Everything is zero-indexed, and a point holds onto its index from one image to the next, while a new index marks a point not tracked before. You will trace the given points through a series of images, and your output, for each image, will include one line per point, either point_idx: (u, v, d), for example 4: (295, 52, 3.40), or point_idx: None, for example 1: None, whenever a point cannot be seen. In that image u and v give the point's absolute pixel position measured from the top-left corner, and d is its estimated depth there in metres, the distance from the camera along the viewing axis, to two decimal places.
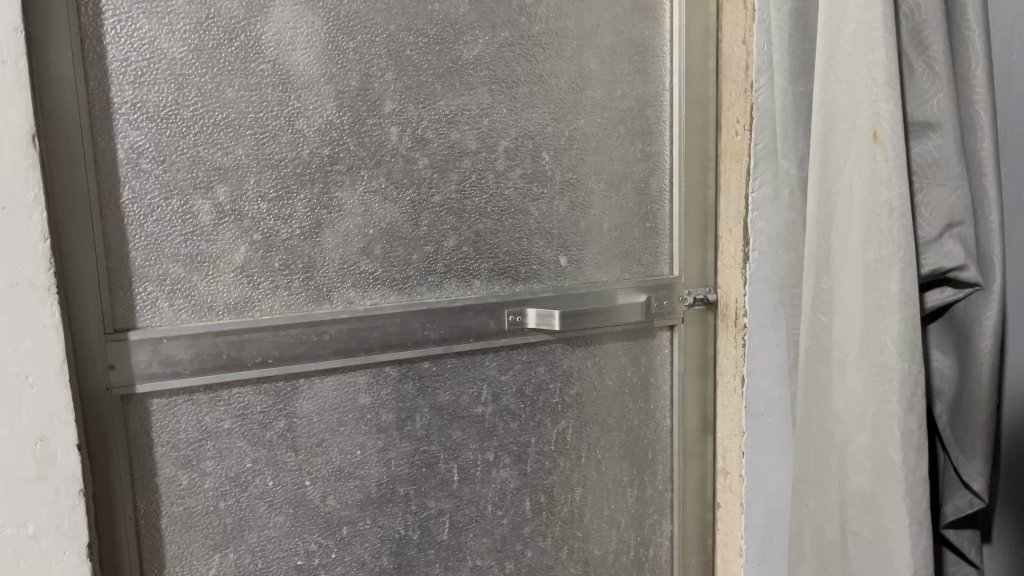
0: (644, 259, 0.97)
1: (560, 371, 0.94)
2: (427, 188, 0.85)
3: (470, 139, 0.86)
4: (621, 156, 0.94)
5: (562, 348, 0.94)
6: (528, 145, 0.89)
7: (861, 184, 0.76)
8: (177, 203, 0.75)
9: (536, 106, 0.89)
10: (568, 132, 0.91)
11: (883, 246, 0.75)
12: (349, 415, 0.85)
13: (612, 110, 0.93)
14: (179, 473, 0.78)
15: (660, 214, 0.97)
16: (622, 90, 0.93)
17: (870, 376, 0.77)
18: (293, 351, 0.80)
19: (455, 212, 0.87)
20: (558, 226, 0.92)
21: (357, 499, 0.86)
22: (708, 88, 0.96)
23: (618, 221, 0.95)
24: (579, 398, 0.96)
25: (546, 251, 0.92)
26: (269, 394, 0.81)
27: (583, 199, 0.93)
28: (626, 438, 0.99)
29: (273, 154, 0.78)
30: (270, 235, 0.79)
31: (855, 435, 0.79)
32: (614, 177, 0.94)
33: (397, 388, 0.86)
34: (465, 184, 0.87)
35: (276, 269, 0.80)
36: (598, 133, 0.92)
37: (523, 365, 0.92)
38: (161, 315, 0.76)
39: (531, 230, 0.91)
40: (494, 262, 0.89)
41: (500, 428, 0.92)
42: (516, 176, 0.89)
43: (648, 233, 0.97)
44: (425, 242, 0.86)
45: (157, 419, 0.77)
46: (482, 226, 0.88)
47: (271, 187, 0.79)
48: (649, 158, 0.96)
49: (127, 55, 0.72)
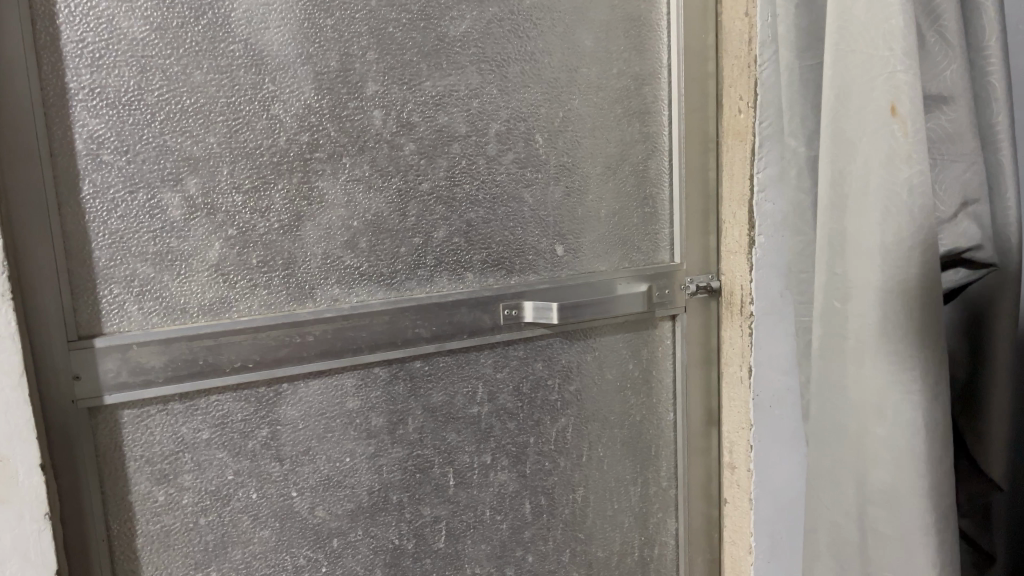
0: (644, 246, 0.92)
1: (558, 367, 0.89)
2: (415, 175, 0.79)
3: (460, 123, 0.81)
4: (618, 138, 0.89)
5: (560, 342, 0.89)
6: (520, 128, 0.84)
7: (877, 162, 0.72)
8: (143, 197, 0.69)
9: (528, 87, 0.83)
10: (562, 114, 0.85)
11: (903, 227, 0.71)
12: (336, 421, 0.79)
13: (608, 89, 0.87)
14: (155, 488, 0.73)
15: (661, 198, 0.92)
16: (618, 68, 0.88)
17: (893, 363, 0.72)
18: (274, 354, 0.75)
19: (444, 201, 0.81)
20: (553, 213, 0.87)
21: (347, 509, 0.81)
22: (709, 65, 0.91)
23: (617, 207, 0.90)
24: (579, 395, 0.91)
25: (541, 241, 0.87)
26: (249, 401, 0.76)
27: (579, 184, 0.87)
28: (629, 434, 0.95)
29: (248, 142, 0.72)
30: (247, 229, 0.73)
31: (873, 426, 0.75)
32: (611, 160, 0.89)
33: (387, 389, 0.81)
34: (455, 170, 0.81)
35: (253, 266, 0.74)
36: (593, 113, 0.87)
37: (519, 362, 0.87)
38: (129, 319, 0.70)
39: (525, 219, 0.85)
40: (487, 253, 0.84)
41: (497, 429, 0.87)
42: (509, 161, 0.83)
43: (647, 219, 0.92)
44: (413, 233, 0.80)
45: (129, 432, 0.71)
46: (473, 214, 0.83)
47: (246, 177, 0.73)
48: (647, 140, 0.91)
49: (83, 36, 0.66)
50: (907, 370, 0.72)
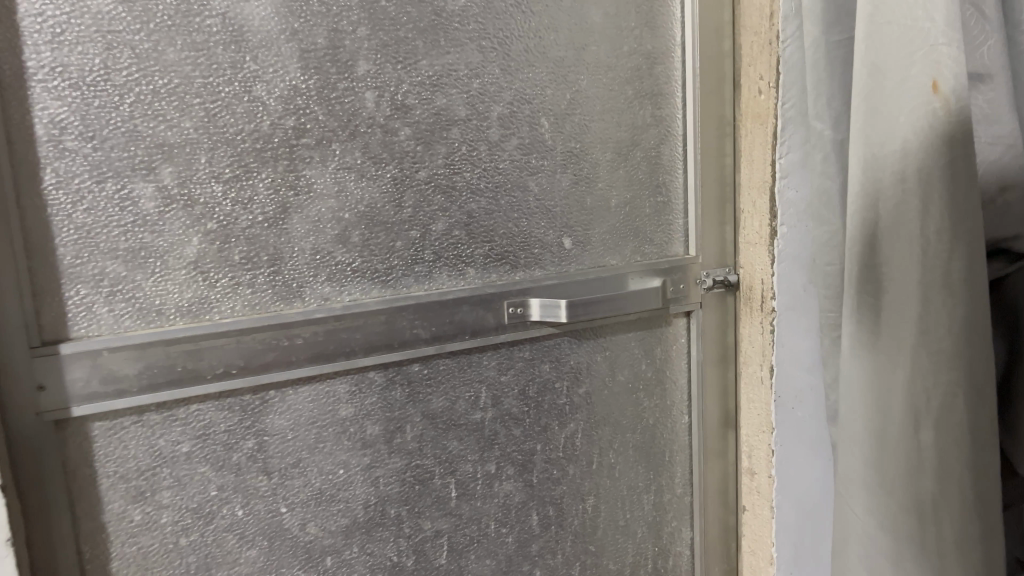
0: (657, 238, 0.86)
1: (566, 369, 0.83)
2: (411, 162, 0.73)
3: (459, 106, 0.74)
4: (629, 122, 0.83)
5: (569, 342, 0.83)
6: (525, 111, 0.77)
7: (917, 144, 0.65)
8: (112, 187, 0.63)
9: (532, 66, 0.77)
10: (569, 95, 0.79)
11: (947, 214, 0.64)
12: (329, 430, 0.73)
13: (618, 69, 0.81)
14: (130, 507, 0.67)
15: (674, 186, 0.86)
16: (629, 47, 0.82)
17: (935, 361, 0.66)
18: (260, 359, 0.69)
19: (442, 190, 0.75)
20: (560, 203, 0.80)
21: (341, 525, 0.75)
22: (725, 43, 0.85)
23: (628, 196, 0.84)
24: (589, 398, 0.85)
25: (548, 233, 0.80)
26: (233, 411, 0.69)
27: (588, 172, 0.81)
28: (641, 439, 0.89)
29: (228, 127, 0.66)
30: (228, 223, 0.67)
31: (912, 433, 0.68)
32: (621, 145, 0.83)
33: (384, 395, 0.75)
34: (454, 157, 0.75)
35: (235, 263, 0.68)
36: (602, 95, 0.81)
37: (525, 364, 0.81)
38: (99, 323, 0.64)
39: (530, 210, 0.79)
40: (490, 247, 0.78)
41: (502, 436, 0.81)
42: (512, 146, 0.77)
43: (660, 209, 0.86)
44: (410, 226, 0.74)
45: (101, 446, 0.65)
46: (475, 205, 0.77)
47: (226, 166, 0.66)
48: (659, 124, 0.85)
49: (42, 8, 0.59)
50: (950, 368, 0.66)
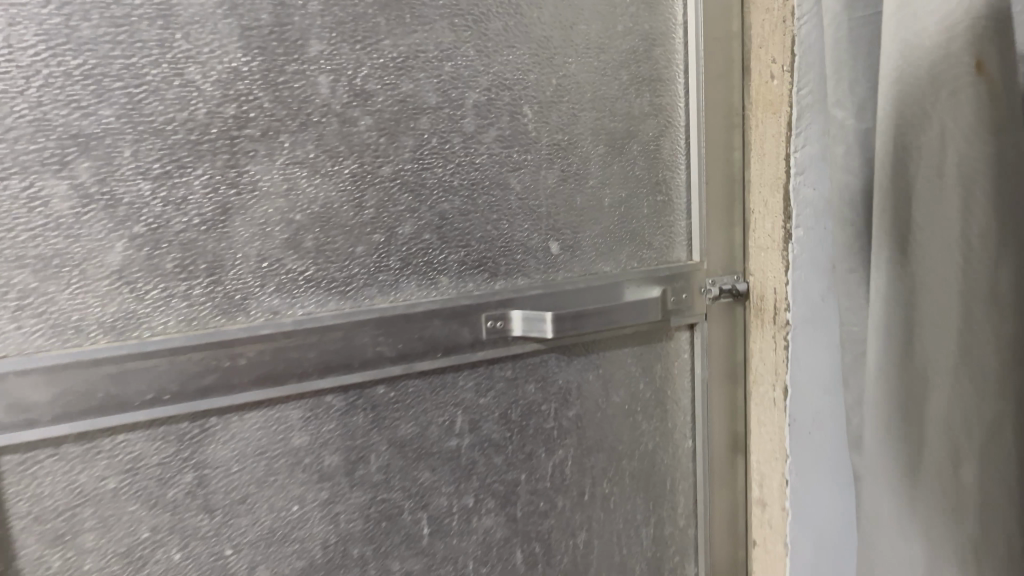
0: (656, 242, 0.77)
1: (554, 389, 0.74)
2: (372, 156, 0.64)
3: (428, 92, 0.65)
4: (623, 111, 0.73)
5: (557, 359, 0.73)
6: (504, 98, 0.68)
7: (958, 134, 0.54)
8: (19, 185, 0.54)
9: (512, 47, 0.68)
10: (555, 81, 0.70)
11: (997, 215, 0.54)
12: (280, 461, 0.64)
13: (611, 51, 0.72)
14: (46, 553, 0.58)
15: (676, 183, 0.77)
16: (623, 26, 0.72)
17: (980, 392, 0.55)
18: (197, 383, 0.60)
19: (410, 188, 0.66)
20: (546, 203, 0.71)
21: (296, 568, 0.66)
22: (732, 23, 0.75)
23: (623, 194, 0.74)
24: (580, 421, 0.76)
25: (532, 237, 0.71)
26: (168, 441, 0.61)
27: (577, 168, 0.72)
28: (639, 466, 0.79)
29: (156, 115, 0.57)
30: (158, 226, 0.58)
31: (952, 475, 0.57)
32: (615, 138, 0.73)
33: (344, 421, 0.66)
34: (423, 150, 0.66)
35: (168, 272, 0.59)
36: (593, 81, 0.72)
37: (507, 384, 0.72)
38: (6, 342, 0.55)
39: (512, 210, 0.70)
40: (466, 253, 0.69)
41: (480, 465, 0.72)
42: (490, 139, 0.68)
43: (659, 209, 0.77)
44: (372, 229, 0.65)
45: (10, 484, 0.56)
46: (447, 205, 0.67)
47: (155, 160, 0.57)
48: (658, 113, 0.75)
49: None
50: (996, 400, 0.55)
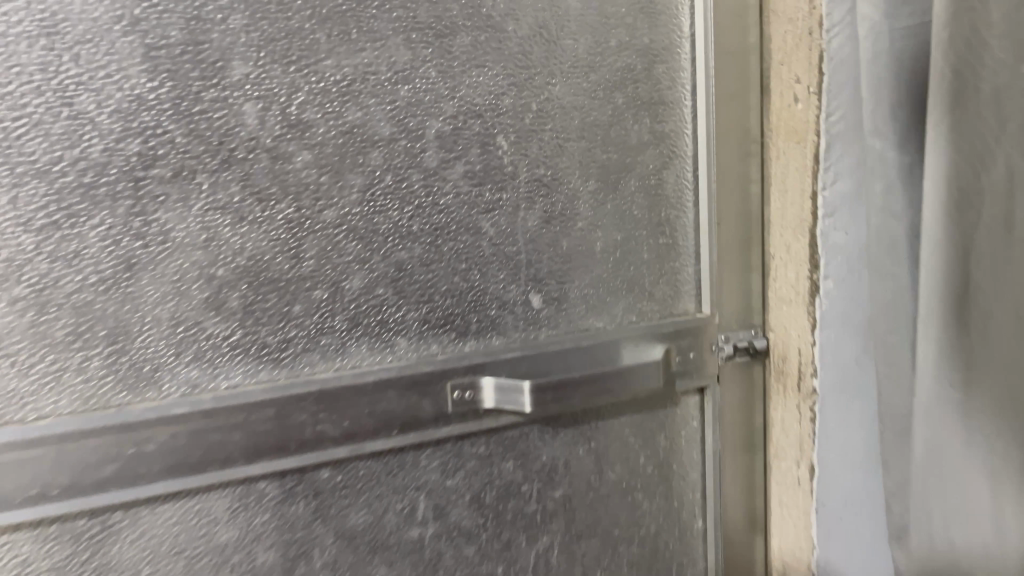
0: (659, 292, 0.65)
1: (537, 467, 0.62)
2: (312, 198, 0.54)
3: (380, 121, 0.55)
4: (618, 140, 0.62)
5: (540, 432, 0.62)
6: (474, 127, 0.58)
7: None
8: None
9: (483, 67, 0.57)
10: (535, 105, 0.59)
11: None
12: (201, 562, 0.54)
13: (602, 69, 0.61)
14: None
15: (681, 223, 0.65)
16: (617, 40, 0.62)
17: None
18: (94, 475, 0.49)
19: (358, 235, 0.55)
20: (526, 248, 0.60)
21: None
22: (750, 34, 0.63)
23: (618, 237, 0.63)
24: (569, 503, 0.64)
25: (509, 289, 0.60)
26: (60, 544, 0.50)
27: (564, 206, 0.61)
28: (642, 554, 0.67)
29: (39, 153, 0.47)
30: (44, 286, 0.48)
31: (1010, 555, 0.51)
32: (608, 171, 0.62)
33: (280, 512, 0.55)
34: (374, 189, 0.55)
35: (57, 341, 0.49)
36: (581, 105, 0.61)
37: (479, 463, 0.60)
38: None
39: (484, 258, 0.59)
40: (428, 310, 0.58)
41: (448, 558, 0.60)
42: (457, 175, 0.57)
43: (662, 253, 0.65)
44: (312, 284, 0.54)
45: None
46: (405, 254, 0.57)
47: (38, 207, 0.47)
48: (661, 141, 0.64)
49: None
50: None
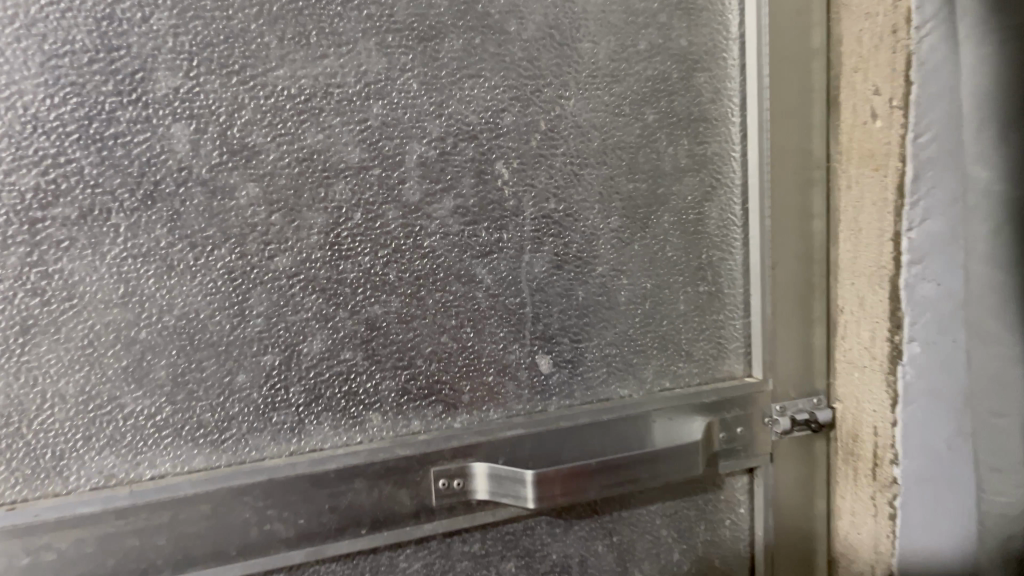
0: (698, 352, 0.53)
1: (546, 567, 0.51)
2: (260, 241, 0.43)
3: (346, 145, 0.44)
4: (648, 165, 0.50)
5: (549, 525, 0.50)
6: (466, 151, 0.46)
7: None
8: None
9: (478, 77, 0.46)
10: (543, 124, 0.48)
11: None
12: None
13: (628, 79, 0.50)
14: None
15: (727, 265, 0.53)
16: (648, 43, 0.50)
17: None
18: None
19: (319, 286, 0.44)
20: (532, 300, 0.49)
21: None
22: (813, 34, 0.51)
23: (648, 285, 0.51)
24: None
25: (511, 349, 0.49)
26: None
27: (579, 247, 0.49)
28: None
29: None
30: None
31: None
32: (635, 204, 0.50)
33: None
34: (340, 229, 0.44)
35: None
36: (601, 123, 0.49)
37: (473, 564, 0.49)
38: None
39: (480, 312, 0.48)
40: (408, 377, 0.46)
41: None
42: (445, 210, 0.46)
43: (703, 304, 0.53)
44: (260, 347, 0.44)
45: None
46: (379, 308, 0.46)
47: None
48: (702, 167, 0.52)
49: None
50: None
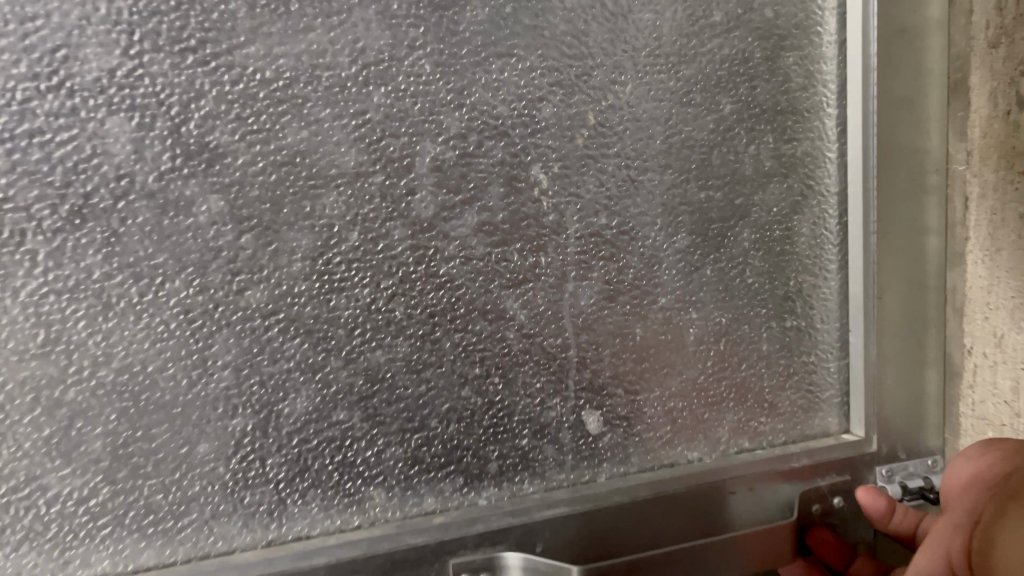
0: (784, 403, 0.42)
1: None
2: (226, 269, 0.33)
3: (339, 144, 0.34)
4: (723, 169, 0.40)
5: None
6: (494, 151, 0.36)
7: None
8: None
9: (508, 58, 0.36)
10: (592, 117, 0.38)
11: None
12: None
13: (699, 59, 0.39)
14: None
15: (819, 294, 0.42)
16: (725, 14, 0.39)
17: None
18: None
19: (303, 327, 0.34)
20: (577, 340, 0.38)
21: None
22: (931, 4, 0.41)
23: (723, 320, 0.41)
24: None
25: (551, 404, 0.38)
26: None
27: (636, 273, 0.39)
28: None
29: None
30: None
31: None
32: (707, 218, 0.40)
33: None
34: (330, 253, 0.34)
35: None
36: (665, 115, 0.39)
37: None
38: None
39: (511, 357, 0.37)
40: (419, 443, 0.36)
41: None
42: (467, 227, 0.36)
43: (790, 343, 0.42)
44: (227, 408, 0.34)
45: None
46: (382, 355, 0.35)
47: None
48: (790, 172, 0.41)
49: None
50: None
